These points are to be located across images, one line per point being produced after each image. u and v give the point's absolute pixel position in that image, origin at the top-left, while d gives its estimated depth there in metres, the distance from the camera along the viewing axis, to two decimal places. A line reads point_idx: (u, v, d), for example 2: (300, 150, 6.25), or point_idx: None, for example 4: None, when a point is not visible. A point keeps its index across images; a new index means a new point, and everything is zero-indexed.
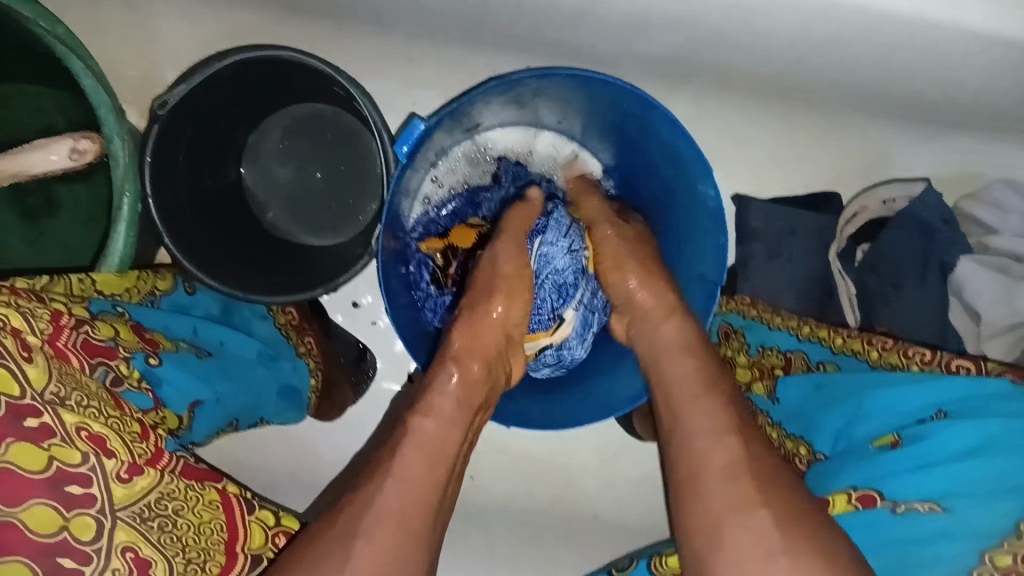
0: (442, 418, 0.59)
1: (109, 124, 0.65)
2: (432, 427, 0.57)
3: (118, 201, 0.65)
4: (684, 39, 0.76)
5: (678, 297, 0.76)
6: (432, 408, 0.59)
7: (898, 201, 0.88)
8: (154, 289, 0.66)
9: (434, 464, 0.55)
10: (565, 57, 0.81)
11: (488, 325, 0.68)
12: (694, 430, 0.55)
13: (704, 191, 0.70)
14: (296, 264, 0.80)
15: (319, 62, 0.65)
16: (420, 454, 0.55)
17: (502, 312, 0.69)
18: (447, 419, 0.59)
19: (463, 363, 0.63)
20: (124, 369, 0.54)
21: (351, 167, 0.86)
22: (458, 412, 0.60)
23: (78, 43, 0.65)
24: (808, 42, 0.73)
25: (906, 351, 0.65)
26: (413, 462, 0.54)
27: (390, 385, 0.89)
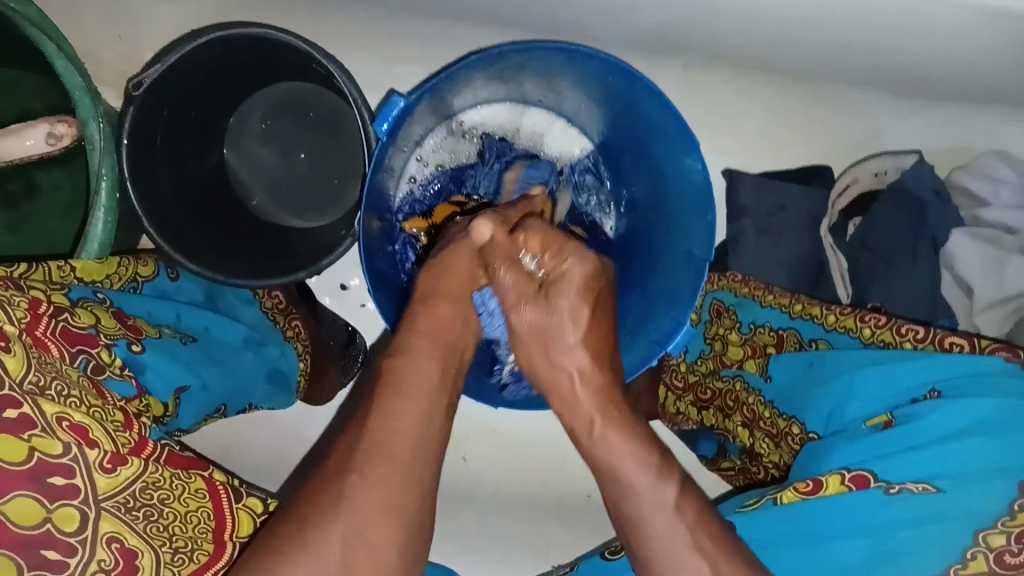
0: (424, 356, 0.58)
1: (84, 106, 0.63)
2: (416, 368, 0.56)
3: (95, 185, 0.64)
4: (672, 12, 0.75)
5: (667, 275, 0.75)
6: (414, 350, 0.58)
7: (891, 174, 0.87)
8: (136, 274, 0.64)
9: (415, 400, 0.54)
10: (551, 33, 0.80)
11: (460, 266, 0.64)
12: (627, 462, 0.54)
13: (691, 167, 0.69)
14: (279, 247, 0.78)
15: (297, 40, 0.64)
16: (401, 400, 0.53)
17: (469, 264, 0.64)
18: (427, 356, 0.58)
19: (431, 304, 0.62)
20: (106, 357, 0.53)
21: (335, 148, 0.85)
22: (439, 353, 0.59)
23: (52, 25, 0.64)
24: (797, 15, 0.72)
25: (899, 329, 0.64)
26: (408, 422, 0.52)
27: None
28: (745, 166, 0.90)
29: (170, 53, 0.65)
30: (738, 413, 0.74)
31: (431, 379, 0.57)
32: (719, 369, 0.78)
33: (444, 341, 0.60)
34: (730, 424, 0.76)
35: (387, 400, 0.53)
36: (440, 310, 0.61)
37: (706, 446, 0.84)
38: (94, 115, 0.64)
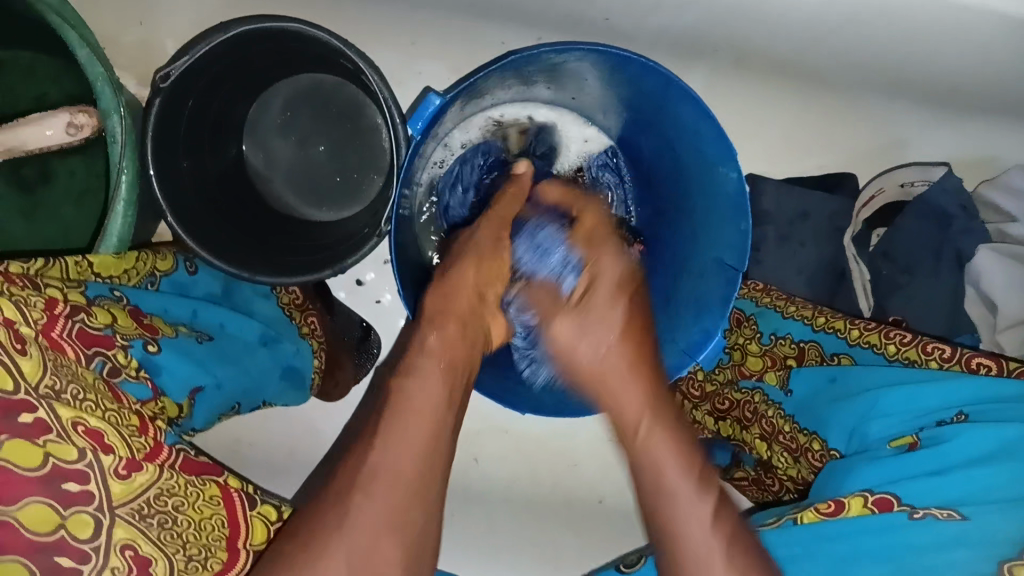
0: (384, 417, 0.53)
1: (105, 97, 0.63)
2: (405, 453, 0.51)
3: (116, 178, 0.63)
4: (704, 15, 0.73)
5: (690, 288, 0.74)
6: (408, 409, 0.53)
7: (918, 186, 0.85)
8: (153, 270, 0.64)
9: (421, 457, 0.51)
10: (579, 33, 0.78)
11: (462, 294, 0.64)
12: (669, 492, 0.55)
13: (726, 175, 0.67)
14: (301, 243, 0.77)
15: (329, 36, 0.63)
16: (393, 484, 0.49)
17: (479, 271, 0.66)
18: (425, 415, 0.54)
19: (438, 325, 0.61)
20: (122, 359, 0.52)
21: (355, 141, 0.83)
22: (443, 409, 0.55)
23: (74, 14, 0.63)
24: (832, 22, 0.70)
25: (925, 347, 0.64)
26: (407, 458, 0.50)
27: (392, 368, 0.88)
28: (770, 173, 0.88)
29: (195, 45, 0.64)
30: (756, 425, 0.72)
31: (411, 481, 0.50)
32: (739, 380, 0.77)
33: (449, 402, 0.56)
34: (748, 435, 0.74)
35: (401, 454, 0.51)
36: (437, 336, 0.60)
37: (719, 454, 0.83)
38: (114, 109, 0.63)
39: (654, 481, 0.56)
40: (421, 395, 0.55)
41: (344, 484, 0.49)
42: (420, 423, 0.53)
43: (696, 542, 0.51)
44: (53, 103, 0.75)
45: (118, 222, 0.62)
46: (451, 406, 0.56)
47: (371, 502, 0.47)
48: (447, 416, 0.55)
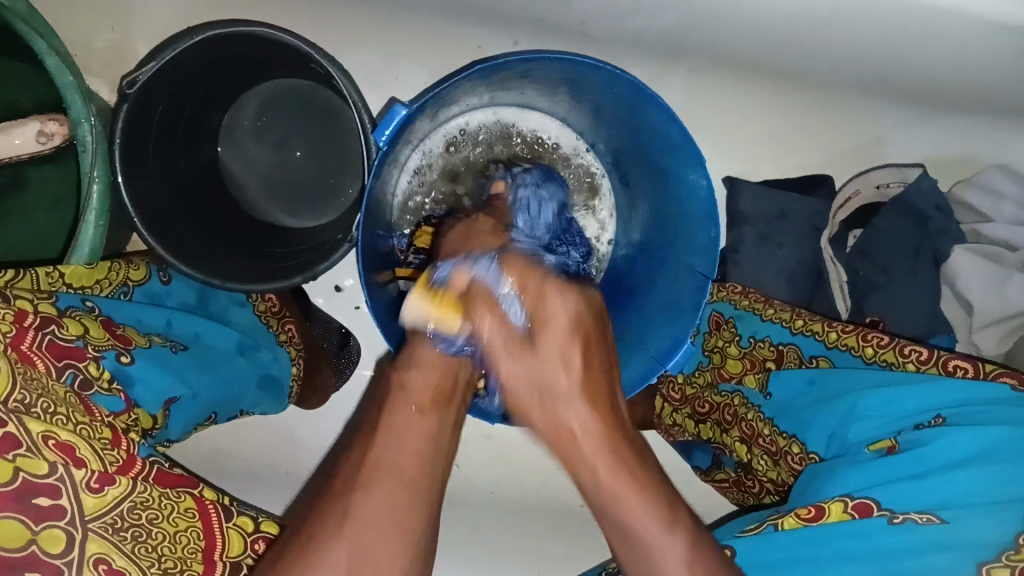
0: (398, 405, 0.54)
1: (76, 106, 0.62)
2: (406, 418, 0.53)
3: (88, 189, 0.62)
4: (679, 17, 0.72)
5: (665, 292, 0.73)
6: (407, 396, 0.55)
7: (893, 187, 0.85)
8: (126, 279, 0.63)
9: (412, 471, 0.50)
10: (554, 37, 0.77)
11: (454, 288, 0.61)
12: (636, 525, 0.50)
13: (697, 182, 0.66)
14: (274, 248, 0.77)
15: (297, 40, 0.62)
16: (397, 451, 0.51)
17: (467, 276, 0.61)
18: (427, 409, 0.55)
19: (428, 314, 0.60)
20: (94, 370, 0.51)
21: (331, 146, 0.83)
22: (435, 398, 0.56)
23: (42, 21, 0.62)
24: (806, 25, 0.70)
25: (902, 350, 0.65)
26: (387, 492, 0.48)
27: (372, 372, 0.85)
28: (747, 174, 0.87)
29: (165, 49, 0.64)
30: (736, 429, 0.73)
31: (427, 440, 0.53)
32: (718, 383, 0.77)
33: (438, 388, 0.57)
34: (728, 439, 0.74)
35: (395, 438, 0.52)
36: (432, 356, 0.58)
37: (699, 456, 0.83)
38: (85, 118, 0.62)
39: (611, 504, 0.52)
40: (418, 380, 0.56)
41: (350, 476, 0.49)
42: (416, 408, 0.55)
43: None
44: (24, 112, 0.74)
45: (89, 232, 0.62)
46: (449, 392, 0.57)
47: (371, 499, 0.47)
48: (443, 413, 0.56)
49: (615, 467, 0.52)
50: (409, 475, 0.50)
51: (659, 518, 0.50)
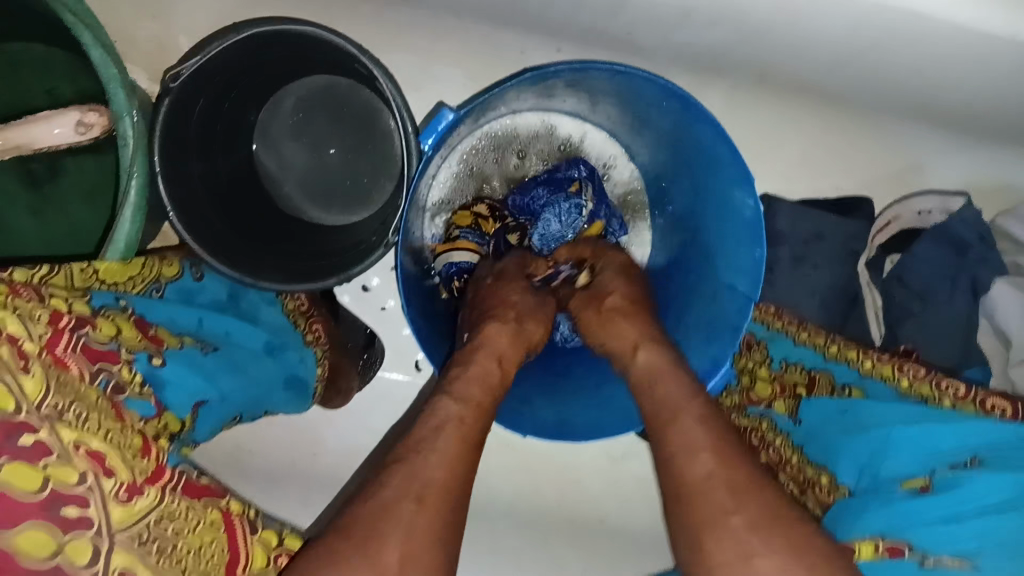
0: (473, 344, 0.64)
1: (117, 102, 0.61)
2: (445, 467, 0.52)
3: (126, 184, 0.62)
4: (729, 36, 0.70)
5: (700, 306, 0.71)
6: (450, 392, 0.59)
7: (935, 215, 0.83)
8: (159, 275, 0.63)
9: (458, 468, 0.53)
10: (598, 47, 0.75)
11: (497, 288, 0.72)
12: (676, 452, 0.56)
13: (743, 203, 0.65)
14: (308, 247, 0.76)
15: (344, 40, 0.61)
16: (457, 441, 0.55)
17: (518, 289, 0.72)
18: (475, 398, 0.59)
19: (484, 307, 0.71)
20: (127, 374, 0.51)
21: (369, 147, 0.82)
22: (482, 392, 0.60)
23: (86, 10, 0.61)
24: (858, 49, 0.69)
25: (939, 383, 0.64)
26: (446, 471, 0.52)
27: (394, 375, 0.85)
28: (784, 192, 0.85)
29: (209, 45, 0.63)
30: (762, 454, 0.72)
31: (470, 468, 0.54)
32: (746, 406, 0.76)
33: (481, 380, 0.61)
34: None
35: (435, 506, 0.49)
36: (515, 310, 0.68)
37: None
38: (127, 111, 0.62)
39: (664, 429, 0.58)
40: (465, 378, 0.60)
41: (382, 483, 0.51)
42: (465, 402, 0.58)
43: (693, 480, 0.53)
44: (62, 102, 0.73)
45: (123, 227, 0.61)
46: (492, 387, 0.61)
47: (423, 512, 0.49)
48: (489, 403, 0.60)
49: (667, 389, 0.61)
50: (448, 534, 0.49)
51: (701, 440, 0.55)
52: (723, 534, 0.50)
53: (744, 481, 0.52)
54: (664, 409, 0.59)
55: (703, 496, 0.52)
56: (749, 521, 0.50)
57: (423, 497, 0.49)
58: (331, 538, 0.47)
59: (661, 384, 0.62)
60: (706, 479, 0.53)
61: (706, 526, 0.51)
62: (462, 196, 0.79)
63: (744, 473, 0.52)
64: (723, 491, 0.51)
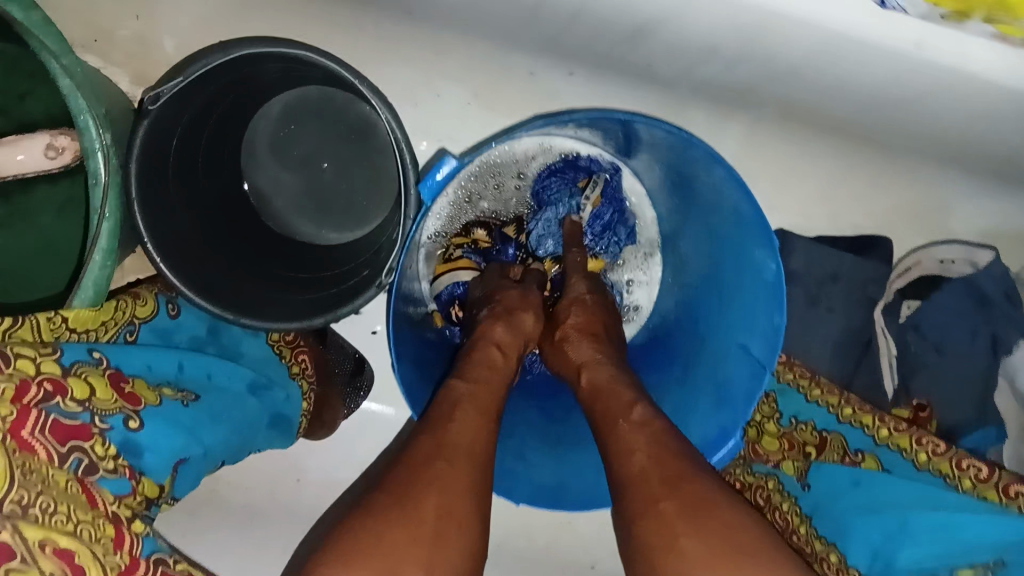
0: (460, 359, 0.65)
1: (88, 135, 0.56)
2: (466, 464, 0.53)
3: (95, 225, 0.57)
4: (760, 75, 0.65)
5: (709, 364, 0.67)
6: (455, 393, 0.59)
7: (958, 266, 0.79)
8: (132, 318, 0.59)
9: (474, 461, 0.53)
10: (615, 72, 0.70)
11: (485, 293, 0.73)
12: (619, 451, 0.56)
13: (762, 263, 0.61)
14: (297, 274, 0.72)
15: (337, 63, 0.58)
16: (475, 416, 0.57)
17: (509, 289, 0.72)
18: (480, 392, 0.60)
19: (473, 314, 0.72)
20: (99, 450, 0.47)
21: (363, 163, 0.77)
22: (489, 395, 0.60)
23: (56, 36, 0.54)
24: (900, 97, 0.63)
25: (959, 461, 0.60)
26: (467, 476, 0.52)
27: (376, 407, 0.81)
28: (800, 228, 0.81)
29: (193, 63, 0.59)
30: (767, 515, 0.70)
31: (483, 468, 0.54)
32: (755, 460, 0.74)
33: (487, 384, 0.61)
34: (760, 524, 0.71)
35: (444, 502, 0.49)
36: (500, 311, 0.69)
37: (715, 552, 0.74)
38: (99, 146, 0.56)
39: (607, 425, 0.59)
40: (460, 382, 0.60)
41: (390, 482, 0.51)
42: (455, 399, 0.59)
43: (631, 473, 0.54)
44: (30, 117, 0.69)
45: (92, 275, 0.56)
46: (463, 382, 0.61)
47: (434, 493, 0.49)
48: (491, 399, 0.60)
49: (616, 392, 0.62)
50: (460, 523, 0.49)
51: (644, 438, 0.56)
52: (658, 527, 0.50)
53: (673, 470, 0.53)
54: (610, 407, 0.61)
55: (640, 488, 0.53)
56: (677, 508, 0.50)
57: (430, 484, 0.50)
58: (375, 497, 0.50)
59: (606, 382, 0.63)
60: (640, 474, 0.53)
61: (644, 521, 0.51)
62: (457, 222, 0.77)
63: (675, 462, 0.54)
64: (654, 484, 0.52)
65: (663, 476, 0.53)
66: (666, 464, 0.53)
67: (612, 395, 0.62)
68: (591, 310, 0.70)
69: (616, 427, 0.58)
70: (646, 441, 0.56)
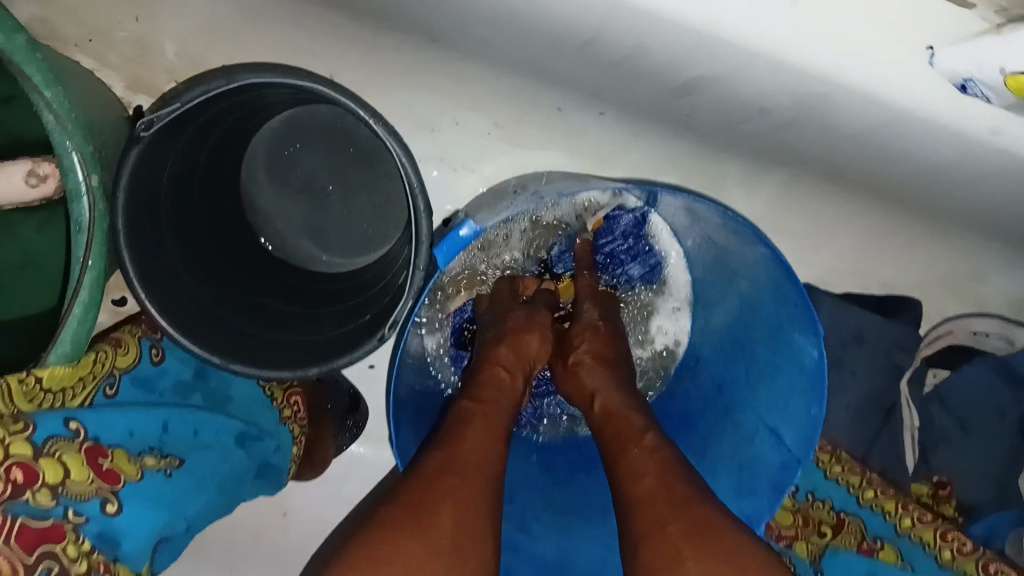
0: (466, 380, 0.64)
1: (74, 173, 0.50)
2: (474, 479, 0.52)
3: (78, 272, 0.50)
4: (809, 139, 0.61)
5: (734, 433, 0.63)
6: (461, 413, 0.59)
7: (991, 340, 0.77)
8: (113, 369, 0.54)
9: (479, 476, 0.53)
10: (652, 118, 0.65)
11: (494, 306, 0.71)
12: (628, 475, 0.55)
13: (802, 347, 0.57)
14: (293, 307, 0.67)
15: (357, 103, 0.52)
16: (484, 435, 0.57)
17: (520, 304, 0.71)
18: (486, 412, 0.59)
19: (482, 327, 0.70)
20: (72, 549, 0.44)
21: (370, 190, 0.72)
22: (489, 413, 0.59)
23: (37, 64, 0.47)
24: (956, 174, 0.60)
25: (987, 565, 0.59)
26: (476, 490, 0.52)
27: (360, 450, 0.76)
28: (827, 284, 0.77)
29: (192, 83, 0.52)
30: None
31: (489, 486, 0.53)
32: None
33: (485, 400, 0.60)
34: None
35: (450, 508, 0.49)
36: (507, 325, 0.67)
37: None
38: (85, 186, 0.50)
39: (616, 447, 0.58)
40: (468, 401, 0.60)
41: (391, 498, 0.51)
42: (465, 418, 0.58)
43: (638, 496, 0.53)
44: (19, 126, 0.64)
45: (69, 328, 0.49)
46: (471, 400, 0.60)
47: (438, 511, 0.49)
48: (497, 417, 0.59)
49: (628, 415, 0.61)
50: (467, 532, 0.49)
51: (655, 462, 0.55)
52: (661, 546, 0.49)
53: (683, 494, 0.52)
54: (619, 430, 0.60)
55: (648, 509, 0.51)
56: (683, 532, 0.49)
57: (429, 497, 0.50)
58: (386, 508, 0.49)
59: (614, 402, 0.62)
60: (648, 497, 0.52)
61: (649, 544, 0.50)
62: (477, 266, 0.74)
63: (685, 486, 0.52)
64: (662, 505, 0.51)
65: (671, 496, 0.51)
66: (675, 489, 0.52)
67: (622, 419, 0.60)
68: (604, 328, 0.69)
69: (626, 453, 0.57)
70: (657, 466, 0.55)
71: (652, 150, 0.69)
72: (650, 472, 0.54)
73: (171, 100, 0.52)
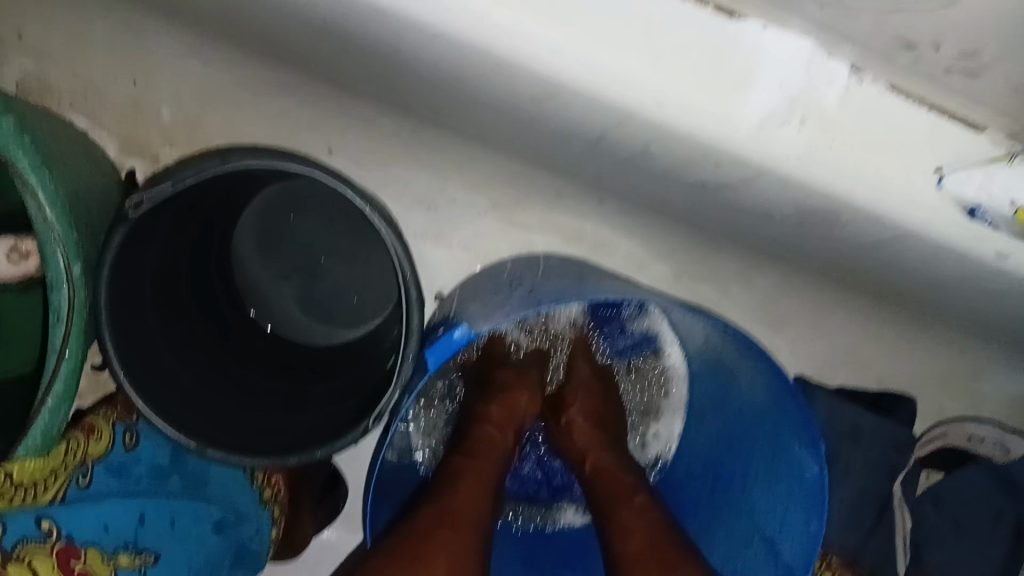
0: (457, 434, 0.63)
1: (55, 262, 0.49)
2: (469, 529, 0.54)
3: (53, 363, 0.50)
4: (807, 242, 0.61)
5: (735, 513, 0.62)
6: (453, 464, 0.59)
7: (987, 446, 0.75)
8: (86, 456, 0.56)
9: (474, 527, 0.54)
10: (652, 210, 0.65)
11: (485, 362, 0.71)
12: (619, 532, 0.58)
13: (803, 461, 0.55)
14: (280, 385, 0.66)
15: (355, 192, 0.49)
16: (475, 485, 0.58)
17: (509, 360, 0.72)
18: (476, 465, 0.60)
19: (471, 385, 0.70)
20: None
21: (362, 264, 0.71)
22: (476, 463, 0.60)
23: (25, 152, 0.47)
24: (952, 285, 0.60)
25: None
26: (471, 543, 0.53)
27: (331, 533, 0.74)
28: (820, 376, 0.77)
29: (184, 165, 0.50)
30: None
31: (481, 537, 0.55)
32: None
33: (478, 452, 0.60)
34: None
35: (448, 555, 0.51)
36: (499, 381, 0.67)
37: None
38: (64, 277, 0.49)
39: (606, 506, 0.61)
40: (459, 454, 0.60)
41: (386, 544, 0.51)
42: (457, 469, 0.59)
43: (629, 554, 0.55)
44: None
45: (40, 419, 0.49)
46: (464, 454, 0.60)
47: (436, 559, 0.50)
48: (487, 467, 0.60)
49: (616, 476, 0.62)
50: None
51: (647, 522, 0.57)
52: None
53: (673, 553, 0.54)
54: (609, 488, 0.62)
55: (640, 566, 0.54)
56: None
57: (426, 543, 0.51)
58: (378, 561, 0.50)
59: (604, 462, 0.64)
60: (641, 554, 0.55)
61: None
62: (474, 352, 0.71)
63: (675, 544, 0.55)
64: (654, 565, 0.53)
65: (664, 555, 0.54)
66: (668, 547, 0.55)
67: (611, 479, 0.62)
68: (593, 386, 0.70)
69: (615, 512, 0.59)
70: (647, 524, 0.57)
71: (649, 238, 0.69)
72: (640, 528, 0.57)
73: (161, 180, 0.50)
